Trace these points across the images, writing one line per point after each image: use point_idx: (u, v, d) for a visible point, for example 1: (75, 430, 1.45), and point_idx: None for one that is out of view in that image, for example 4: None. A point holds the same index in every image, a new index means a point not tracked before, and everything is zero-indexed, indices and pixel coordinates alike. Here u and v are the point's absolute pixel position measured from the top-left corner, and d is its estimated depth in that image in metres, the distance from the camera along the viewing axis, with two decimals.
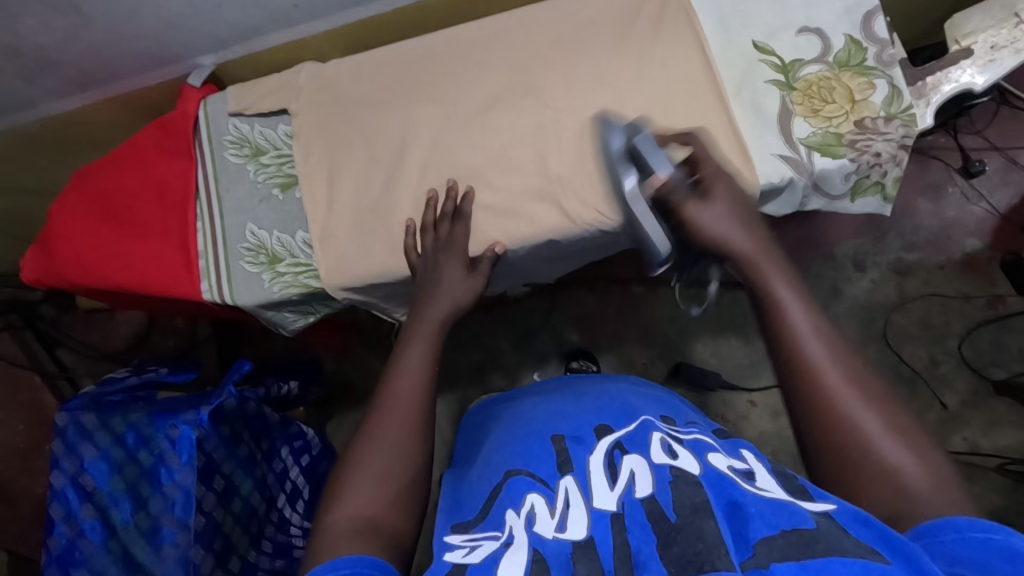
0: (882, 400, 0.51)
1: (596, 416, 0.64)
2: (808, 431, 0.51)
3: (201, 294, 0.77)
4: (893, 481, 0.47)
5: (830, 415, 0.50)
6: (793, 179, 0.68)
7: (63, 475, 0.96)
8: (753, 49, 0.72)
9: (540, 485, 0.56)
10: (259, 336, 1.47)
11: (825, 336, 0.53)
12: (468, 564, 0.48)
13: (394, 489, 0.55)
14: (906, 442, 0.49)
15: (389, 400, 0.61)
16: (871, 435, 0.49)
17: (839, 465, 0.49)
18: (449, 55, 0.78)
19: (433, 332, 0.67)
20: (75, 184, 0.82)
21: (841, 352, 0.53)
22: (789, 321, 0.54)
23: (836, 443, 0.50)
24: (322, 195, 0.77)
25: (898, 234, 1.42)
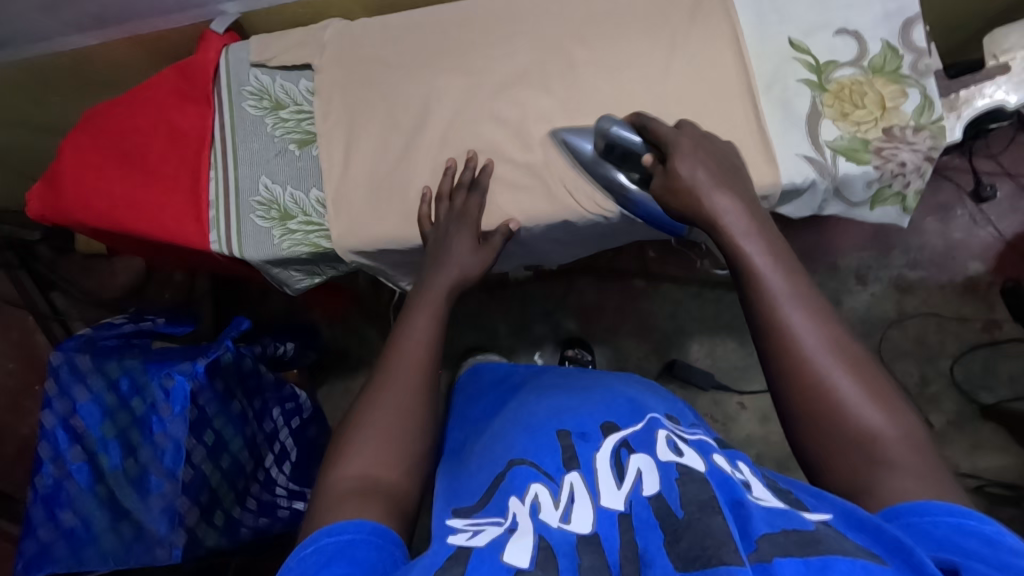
0: (896, 407, 0.49)
1: (603, 412, 0.63)
2: (789, 393, 0.51)
3: (209, 245, 0.76)
4: (870, 447, 0.47)
5: (805, 375, 0.50)
6: (815, 181, 0.68)
7: (53, 416, 0.96)
8: (788, 46, 0.71)
9: (543, 476, 0.56)
10: (258, 294, 1.47)
11: (805, 296, 0.52)
12: (473, 546, 0.48)
13: (393, 449, 0.55)
14: (884, 407, 0.49)
15: (396, 366, 0.60)
16: (846, 398, 0.49)
17: (816, 436, 0.50)
18: (478, 25, 0.77)
19: (432, 303, 0.66)
20: (87, 122, 0.81)
21: (820, 310, 0.52)
22: (769, 285, 0.52)
23: (846, 448, 0.48)
24: (339, 153, 0.76)
25: (903, 251, 1.42)
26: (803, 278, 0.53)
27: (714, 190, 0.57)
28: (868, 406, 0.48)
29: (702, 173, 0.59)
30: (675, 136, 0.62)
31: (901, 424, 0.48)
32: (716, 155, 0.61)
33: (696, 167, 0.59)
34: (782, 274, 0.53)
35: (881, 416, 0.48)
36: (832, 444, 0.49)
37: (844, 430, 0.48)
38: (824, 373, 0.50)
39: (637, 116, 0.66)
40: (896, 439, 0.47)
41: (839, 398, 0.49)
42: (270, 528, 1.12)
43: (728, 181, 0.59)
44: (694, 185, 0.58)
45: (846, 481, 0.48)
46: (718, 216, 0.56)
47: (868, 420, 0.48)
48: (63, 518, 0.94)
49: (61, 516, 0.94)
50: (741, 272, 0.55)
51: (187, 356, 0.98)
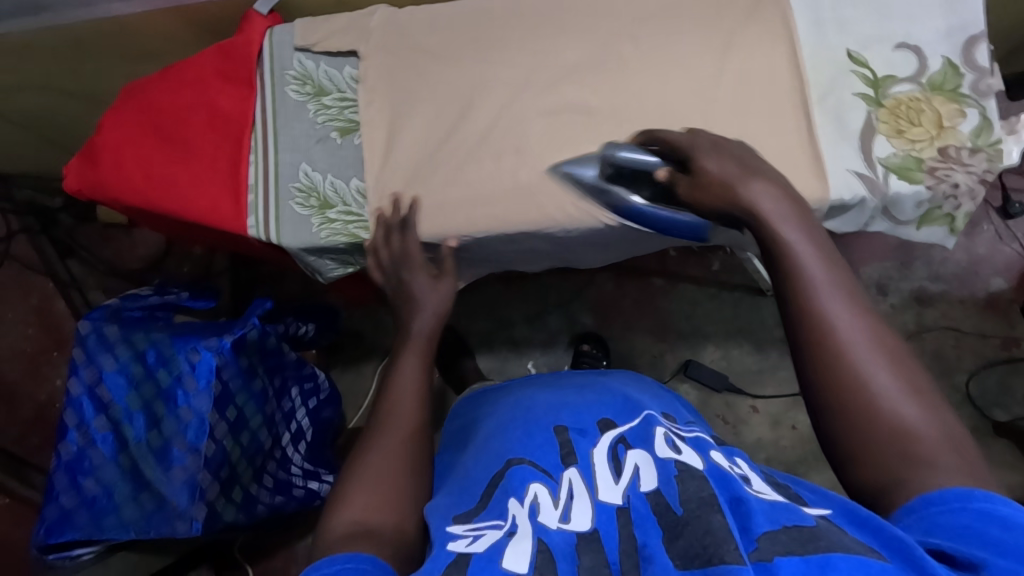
0: (936, 404, 0.45)
1: (599, 409, 0.64)
2: (818, 393, 0.46)
3: (246, 229, 0.75)
4: (907, 446, 0.43)
5: (839, 373, 0.45)
6: (864, 199, 0.67)
7: (79, 383, 0.97)
8: (847, 58, 0.70)
9: (543, 476, 0.55)
10: (276, 273, 1.46)
11: (840, 285, 0.47)
12: (472, 554, 0.45)
13: (386, 495, 0.53)
14: (921, 403, 0.44)
15: (394, 415, 0.59)
16: (881, 395, 0.44)
17: (850, 438, 0.45)
18: (528, 17, 0.76)
19: (419, 348, 0.65)
20: (127, 97, 0.80)
21: (856, 300, 0.47)
22: (803, 276, 0.47)
23: (885, 451, 0.43)
24: (381, 145, 0.75)
25: (926, 264, 1.41)
26: (838, 266, 0.48)
27: (748, 178, 0.52)
28: (905, 401, 0.44)
29: (732, 158, 0.53)
30: (694, 140, 0.57)
31: (939, 417, 0.44)
32: (740, 149, 0.55)
33: (725, 158, 0.53)
34: (820, 263, 0.47)
35: (919, 412, 0.44)
36: (866, 443, 0.44)
37: (879, 430, 0.44)
38: (860, 367, 0.45)
39: (649, 136, 0.62)
40: (936, 438, 0.43)
41: (875, 395, 0.44)
42: (283, 506, 1.14)
43: (761, 170, 0.53)
44: (724, 173, 0.53)
45: (880, 481, 0.44)
46: (753, 202, 0.50)
47: (903, 416, 0.44)
48: (86, 486, 0.95)
49: (84, 484, 0.95)
50: (773, 261, 0.49)
51: (213, 331, 0.98)
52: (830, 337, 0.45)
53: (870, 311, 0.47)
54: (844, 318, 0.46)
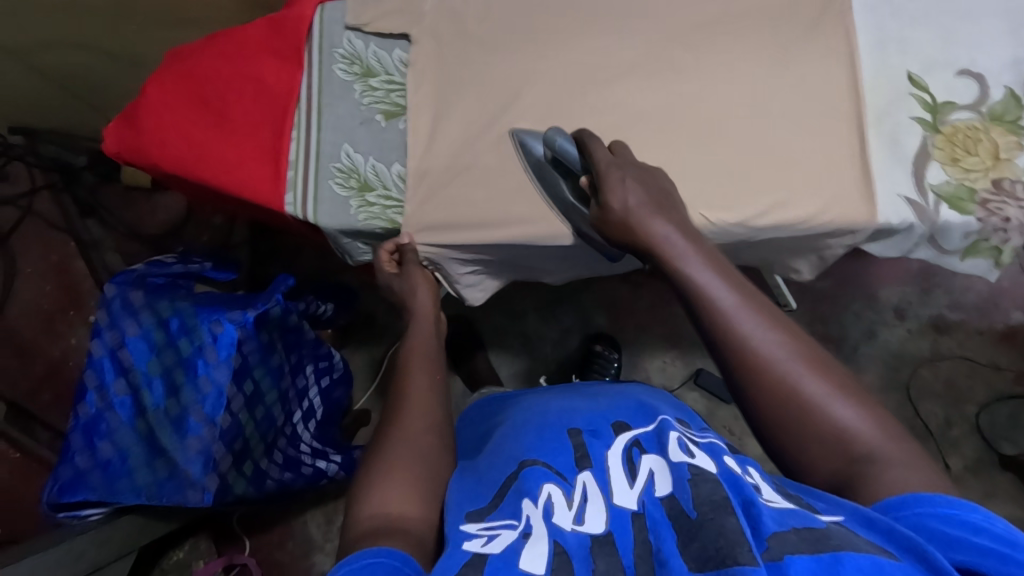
0: (870, 403, 0.48)
1: (614, 411, 0.60)
2: (754, 408, 0.50)
3: (284, 205, 0.74)
4: (845, 446, 0.46)
5: (768, 386, 0.49)
6: (912, 225, 0.66)
7: (102, 345, 0.98)
8: (907, 81, 0.69)
9: (556, 476, 0.52)
10: (294, 248, 1.45)
11: (752, 305, 0.52)
12: (489, 554, 0.43)
13: (410, 481, 0.52)
14: (853, 402, 0.48)
15: (409, 409, 0.59)
16: (813, 400, 0.48)
17: (792, 446, 0.49)
18: (584, 13, 0.74)
19: (427, 353, 0.67)
20: (171, 62, 0.79)
21: (767, 316, 0.52)
22: (715, 303, 0.53)
23: (828, 452, 0.47)
24: (425, 130, 0.74)
25: (947, 291, 1.41)
26: (745, 293, 0.53)
27: (658, 220, 0.60)
28: (840, 402, 0.48)
29: (643, 198, 0.61)
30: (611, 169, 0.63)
31: (871, 413, 0.47)
32: (651, 182, 0.63)
33: (628, 198, 0.61)
34: (730, 291, 0.53)
35: (853, 413, 0.47)
36: (811, 450, 0.48)
37: (821, 434, 0.47)
38: (791, 377, 0.49)
39: (580, 133, 0.66)
40: (872, 434, 0.46)
41: (813, 403, 0.48)
42: (292, 483, 1.13)
43: (668, 209, 0.61)
44: (633, 212, 0.61)
45: (828, 480, 0.47)
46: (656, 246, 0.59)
47: (837, 417, 0.47)
48: (101, 449, 0.95)
49: (99, 446, 0.95)
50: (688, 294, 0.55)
51: (236, 304, 0.97)
52: (753, 357, 0.50)
53: (785, 325, 0.51)
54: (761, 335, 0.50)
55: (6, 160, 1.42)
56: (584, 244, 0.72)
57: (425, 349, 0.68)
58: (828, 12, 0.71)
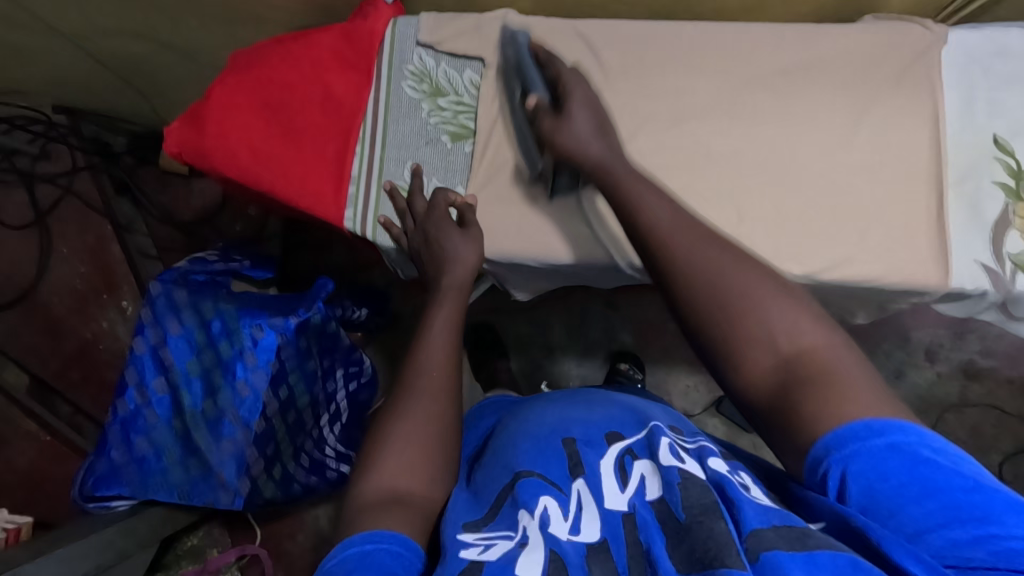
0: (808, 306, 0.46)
1: (607, 420, 0.55)
2: (685, 309, 0.48)
3: (343, 220, 0.74)
4: (774, 339, 0.44)
5: (695, 283, 0.48)
6: (987, 292, 0.65)
7: (144, 342, 0.98)
8: (992, 144, 0.68)
9: (553, 487, 0.48)
10: (322, 244, 1.41)
11: (682, 217, 0.52)
12: (485, 563, 0.41)
13: (421, 455, 0.52)
14: (787, 303, 0.45)
15: (422, 377, 0.56)
16: (739, 294, 0.46)
17: (722, 342, 0.46)
18: (661, 50, 0.73)
19: (454, 301, 0.62)
20: (239, 65, 0.78)
21: (697, 228, 0.51)
22: (644, 212, 0.53)
23: (760, 347, 0.44)
24: (493, 155, 0.74)
25: (980, 336, 1.29)
26: (672, 207, 0.53)
27: (593, 138, 0.60)
28: (773, 302, 0.45)
29: (589, 115, 0.62)
30: (571, 88, 0.64)
31: (813, 315, 0.45)
32: (597, 109, 0.63)
33: (577, 111, 0.62)
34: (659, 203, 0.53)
35: (786, 308, 0.45)
36: (743, 351, 0.45)
37: (750, 327, 0.45)
38: (715, 274, 0.48)
39: (536, 51, 0.70)
40: (809, 332, 0.44)
41: (745, 299, 0.46)
42: (317, 485, 1.14)
43: (609, 135, 0.62)
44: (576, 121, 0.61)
45: (767, 380, 0.44)
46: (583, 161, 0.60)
47: (770, 314, 0.45)
48: (138, 445, 0.97)
49: (136, 442, 0.96)
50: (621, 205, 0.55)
51: (278, 308, 0.97)
52: (672, 259, 0.49)
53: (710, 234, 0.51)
54: (678, 239, 0.51)
55: (46, 140, 1.42)
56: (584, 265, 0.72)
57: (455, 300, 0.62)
58: (912, 66, 0.69)
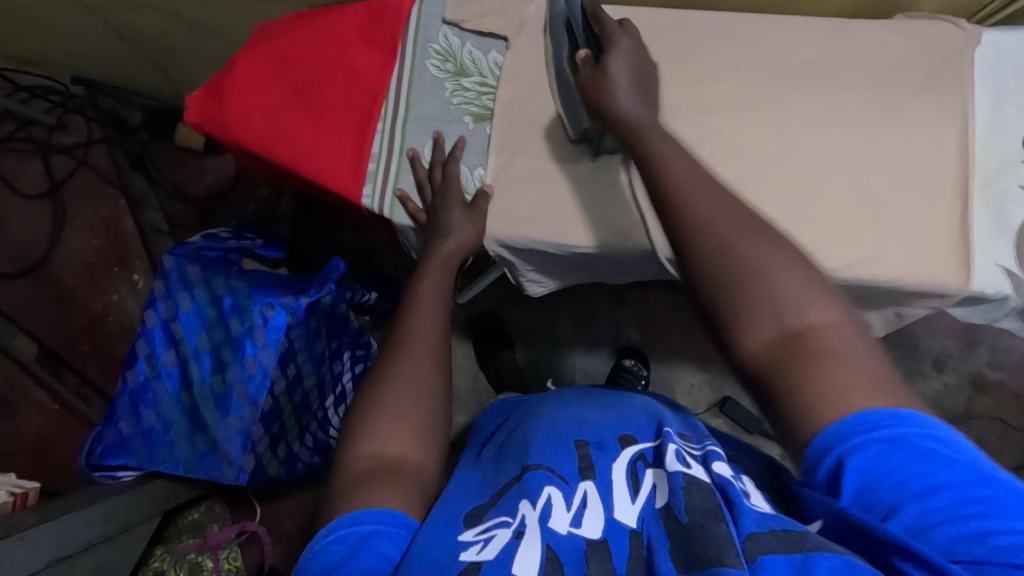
0: (822, 286, 0.43)
1: (622, 423, 0.56)
2: (700, 271, 0.45)
3: (360, 198, 0.74)
4: (783, 309, 0.42)
5: (716, 249, 0.45)
6: (1008, 297, 0.64)
7: (156, 316, 0.98)
8: (1022, 147, 0.67)
9: (558, 479, 0.48)
10: (332, 226, 1.40)
11: (712, 180, 0.50)
12: (484, 562, 0.41)
13: (417, 418, 0.52)
14: (802, 276, 0.43)
15: (413, 345, 0.57)
16: (761, 261, 0.43)
17: (730, 304, 0.43)
18: (686, 40, 0.72)
19: (443, 270, 0.65)
20: (262, 37, 0.78)
21: (731, 198, 0.48)
22: (671, 170, 0.51)
23: (764, 317, 0.42)
24: (512, 138, 0.73)
25: (989, 348, 1.27)
26: (702, 168, 0.51)
27: (628, 94, 0.58)
28: (784, 273, 0.43)
29: (630, 72, 0.59)
30: (617, 36, 0.60)
31: (825, 292, 0.43)
32: (640, 66, 0.60)
33: (620, 68, 0.59)
34: (684, 161, 0.51)
35: (798, 278, 0.43)
36: (746, 315, 0.42)
37: (761, 298, 0.42)
38: (730, 240, 0.45)
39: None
40: (832, 319, 0.41)
41: (758, 268, 0.43)
42: (320, 466, 1.13)
43: (647, 90, 0.60)
44: (615, 79, 0.58)
45: (763, 348, 0.41)
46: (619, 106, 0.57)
47: (786, 286, 0.42)
48: (145, 416, 0.97)
49: (144, 414, 0.96)
50: (643, 162, 0.53)
51: (290, 288, 0.97)
52: (700, 219, 0.47)
53: (733, 205, 0.48)
54: (704, 196, 0.48)
55: (63, 111, 1.41)
56: (589, 252, 0.71)
57: (440, 267, 0.65)
58: (942, 67, 0.68)
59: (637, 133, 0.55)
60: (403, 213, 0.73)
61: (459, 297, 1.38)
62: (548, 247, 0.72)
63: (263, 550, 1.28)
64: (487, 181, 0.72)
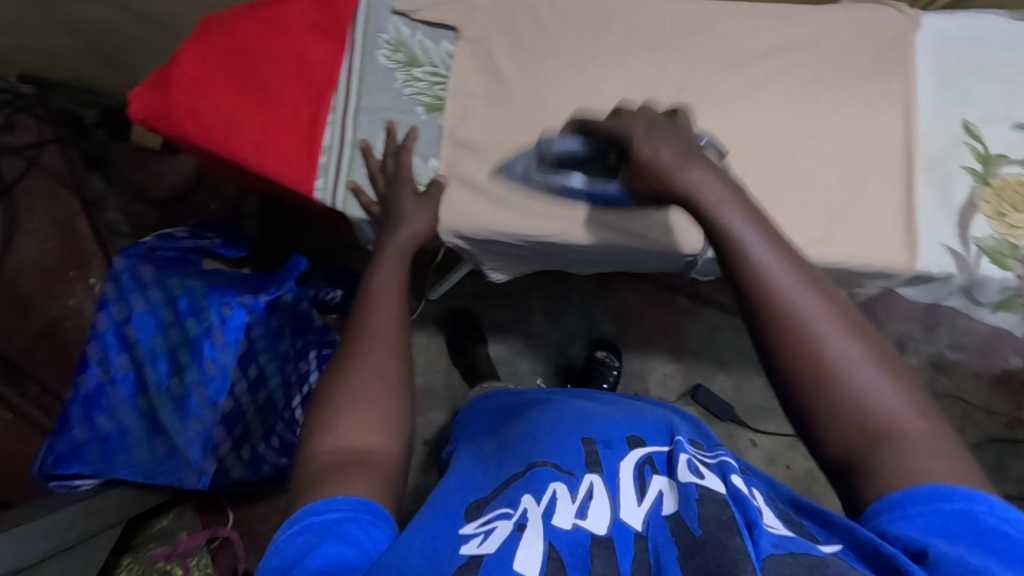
0: (903, 383, 0.43)
1: (630, 425, 0.58)
2: (780, 367, 0.45)
3: (313, 191, 0.72)
4: (869, 415, 0.42)
5: (800, 351, 0.44)
6: (952, 276, 0.66)
7: (107, 318, 0.94)
8: (962, 129, 0.68)
9: (564, 474, 0.50)
10: (300, 224, 1.38)
11: (791, 263, 0.46)
12: (485, 555, 0.42)
13: (377, 407, 0.51)
14: (888, 374, 0.43)
15: (370, 335, 0.56)
16: (846, 364, 0.43)
17: (813, 408, 0.43)
18: (638, 28, 0.73)
19: (399, 256, 0.64)
20: (207, 27, 0.75)
21: (811, 280, 0.46)
22: (751, 255, 0.47)
23: (846, 423, 0.42)
24: (464, 128, 0.72)
25: (949, 330, 1.31)
26: (786, 254, 0.47)
27: (682, 170, 0.52)
28: (866, 368, 0.43)
29: (669, 147, 0.54)
30: (639, 118, 0.57)
31: (905, 389, 0.43)
32: (684, 139, 0.55)
33: (657, 147, 0.54)
34: (766, 245, 0.47)
35: (881, 378, 0.43)
36: (825, 418, 0.43)
37: (844, 404, 0.42)
38: (818, 338, 0.44)
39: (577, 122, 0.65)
40: (909, 418, 0.42)
41: (842, 373, 0.43)
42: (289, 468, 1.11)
43: (703, 160, 0.53)
44: (658, 161, 0.53)
45: (841, 453, 0.43)
46: (694, 190, 0.51)
47: (866, 389, 0.42)
48: (99, 423, 0.93)
49: (98, 421, 0.92)
50: (716, 244, 0.49)
51: (249, 287, 0.95)
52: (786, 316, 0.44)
53: (813, 291, 0.45)
54: (788, 287, 0.45)
55: (13, 110, 1.37)
56: (550, 241, 0.71)
57: (399, 253, 0.64)
58: (887, 52, 0.69)
59: (713, 221, 0.49)
60: (353, 204, 0.72)
61: (432, 293, 1.37)
62: (509, 239, 0.72)
63: (235, 555, 1.26)
64: (441, 171, 0.71)
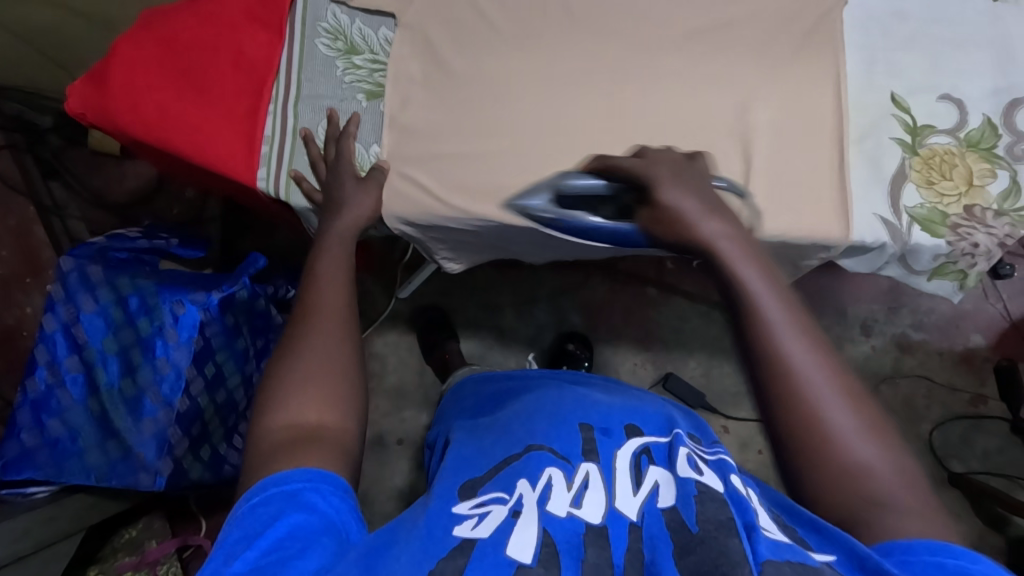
0: (895, 454, 0.46)
1: (629, 413, 0.57)
2: (778, 423, 0.47)
3: (255, 181, 0.72)
4: (861, 482, 0.44)
5: (804, 419, 0.46)
6: (885, 244, 0.67)
7: (55, 320, 0.93)
8: (890, 101, 0.70)
9: (560, 461, 0.50)
10: (264, 226, 1.37)
11: (797, 324, 0.48)
12: (478, 539, 0.42)
13: (325, 382, 0.51)
14: (879, 443, 0.46)
15: (317, 316, 0.55)
16: (841, 433, 0.45)
17: (808, 471, 0.46)
18: (574, 12, 0.74)
19: (340, 244, 0.64)
20: (145, 21, 0.75)
21: (817, 344, 0.48)
22: (763, 315, 0.48)
23: (839, 489, 0.45)
24: (405, 113, 0.72)
25: (911, 310, 1.33)
26: (795, 318, 0.48)
27: (706, 217, 0.54)
28: (862, 438, 0.45)
29: (693, 196, 0.56)
30: (659, 171, 0.59)
31: (892, 455, 0.45)
32: (703, 185, 0.58)
33: (681, 196, 0.56)
34: (777, 305, 0.49)
35: (873, 448, 0.45)
36: (817, 481, 0.46)
37: (835, 469, 0.45)
38: (819, 407, 0.46)
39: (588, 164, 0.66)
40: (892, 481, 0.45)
41: (836, 441, 0.45)
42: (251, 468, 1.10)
43: (724, 211, 0.56)
44: (682, 210, 0.55)
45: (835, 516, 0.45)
46: (714, 242, 0.53)
47: (858, 456, 0.45)
48: (49, 427, 0.92)
49: (48, 424, 0.92)
50: (731, 298, 0.51)
51: (201, 285, 0.94)
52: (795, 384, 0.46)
53: (820, 353, 0.47)
54: (799, 352, 0.47)
55: None
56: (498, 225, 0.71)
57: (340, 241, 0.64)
58: (816, 28, 0.71)
59: (727, 271, 0.51)
60: (295, 191, 0.72)
61: (400, 292, 1.36)
62: (457, 225, 0.72)
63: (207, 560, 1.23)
64: (381, 158, 0.71)
